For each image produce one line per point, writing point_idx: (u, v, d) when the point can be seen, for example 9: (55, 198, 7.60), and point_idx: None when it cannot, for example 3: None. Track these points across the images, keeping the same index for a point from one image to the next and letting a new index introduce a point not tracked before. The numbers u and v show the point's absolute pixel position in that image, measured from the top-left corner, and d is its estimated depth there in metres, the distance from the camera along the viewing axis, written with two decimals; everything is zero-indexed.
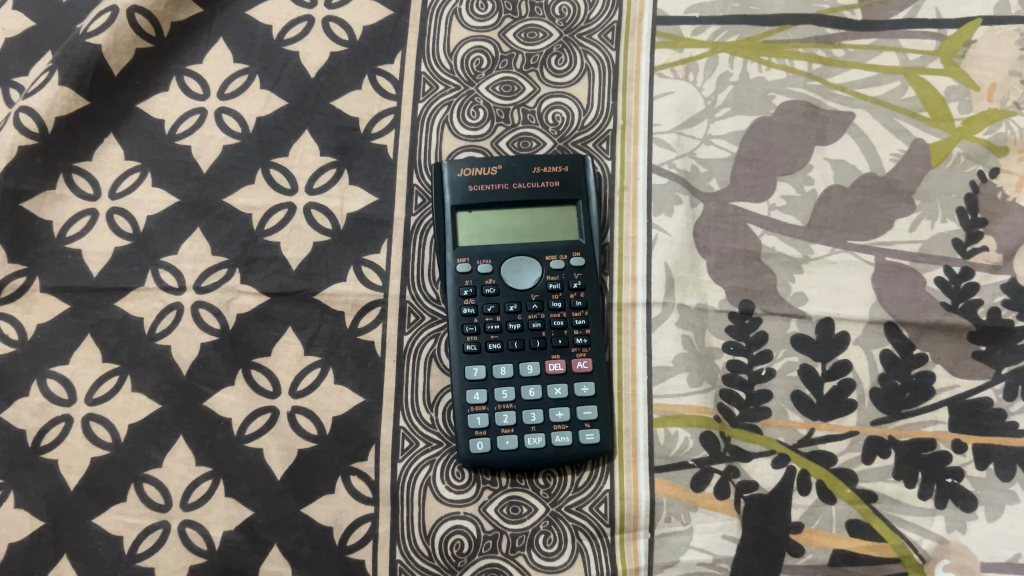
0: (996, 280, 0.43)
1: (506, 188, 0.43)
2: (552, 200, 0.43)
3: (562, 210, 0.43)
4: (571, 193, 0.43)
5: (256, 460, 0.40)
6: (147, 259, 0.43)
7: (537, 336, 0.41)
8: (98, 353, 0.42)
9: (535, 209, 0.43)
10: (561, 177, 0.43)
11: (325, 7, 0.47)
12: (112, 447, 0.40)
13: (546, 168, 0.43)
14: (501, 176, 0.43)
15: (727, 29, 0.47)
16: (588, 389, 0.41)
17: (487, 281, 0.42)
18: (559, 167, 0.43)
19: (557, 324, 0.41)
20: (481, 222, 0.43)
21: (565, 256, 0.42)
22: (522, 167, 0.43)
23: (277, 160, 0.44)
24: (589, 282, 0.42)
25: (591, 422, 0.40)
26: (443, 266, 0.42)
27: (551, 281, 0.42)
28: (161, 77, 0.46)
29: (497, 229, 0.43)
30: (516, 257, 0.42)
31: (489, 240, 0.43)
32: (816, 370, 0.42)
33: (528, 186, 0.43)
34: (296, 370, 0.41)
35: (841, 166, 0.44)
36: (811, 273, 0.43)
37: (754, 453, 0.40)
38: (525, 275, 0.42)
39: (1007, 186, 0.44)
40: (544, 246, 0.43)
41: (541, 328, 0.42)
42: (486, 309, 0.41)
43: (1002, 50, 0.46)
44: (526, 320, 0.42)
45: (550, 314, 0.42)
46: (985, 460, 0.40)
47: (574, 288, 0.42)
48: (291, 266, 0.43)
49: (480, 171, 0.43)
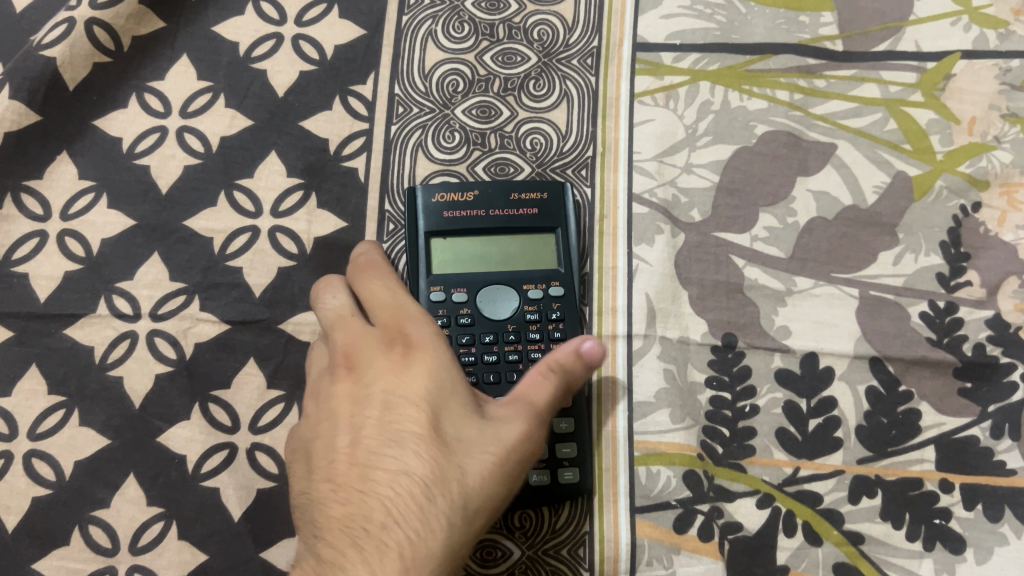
0: (981, 315, 0.41)
1: (483, 214, 0.41)
2: (529, 227, 0.41)
3: (540, 237, 0.42)
4: (550, 221, 0.41)
5: (212, 501, 0.38)
6: (100, 285, 0.41)
7: (513, 369, 0.39)
8: (44, 384, 0.39)
9: (512, 236, 0.42)
10: (539, 205, 0.42)
11: (295, 25, 0.45)
12: (56, 485, 0.38)
13: (524, 195, 0.42)
14: (478, 203, 0.41)
15: (708, 57, 0.46)
16: (566, 424, 0.39)
17: (463, 310, 0.40)
18: (538, 195, 0.42)
19: (534, 357, 0.39)
20: (456, 248, 0.41)
21: (543, 285, 0.41)
22: (499, 193, 0.41)
23: (241, 181, 0.42)
24: (568, 313, 0.40)
25: (570, 460, 0.38)
26: (415, 293, 0.40)
27: (529, 312, 0.40)
28: (119, 94, 0.44)
29: (473, 257, 0.41)
30: (492, 286, 0.41)
31: (464, 267, 0.41)
32: (801, 407, 0.40)
33: (505, 213, 0.41)
34: (257, 404, 0.39)
35: (824, 198, 0.43)
36: (795, 306, 0.42)
37: (738, 493, 0.39)
38: (501, 305, 0.40)
39: (990, 221, 0.43)
40: (520, 275, 0.41)
41: (518, 361, 0.39)
42: (460, 340, 0.39)
43: (981, 84, 0.45)
44: (502, 352, 0.39)
45: (528, 346, 0.40)
46: (972, 501, 0.39)
47: (552, 319, 0.40)
48: (254, 292, 0.41)
49: (455, 197, 0.41)
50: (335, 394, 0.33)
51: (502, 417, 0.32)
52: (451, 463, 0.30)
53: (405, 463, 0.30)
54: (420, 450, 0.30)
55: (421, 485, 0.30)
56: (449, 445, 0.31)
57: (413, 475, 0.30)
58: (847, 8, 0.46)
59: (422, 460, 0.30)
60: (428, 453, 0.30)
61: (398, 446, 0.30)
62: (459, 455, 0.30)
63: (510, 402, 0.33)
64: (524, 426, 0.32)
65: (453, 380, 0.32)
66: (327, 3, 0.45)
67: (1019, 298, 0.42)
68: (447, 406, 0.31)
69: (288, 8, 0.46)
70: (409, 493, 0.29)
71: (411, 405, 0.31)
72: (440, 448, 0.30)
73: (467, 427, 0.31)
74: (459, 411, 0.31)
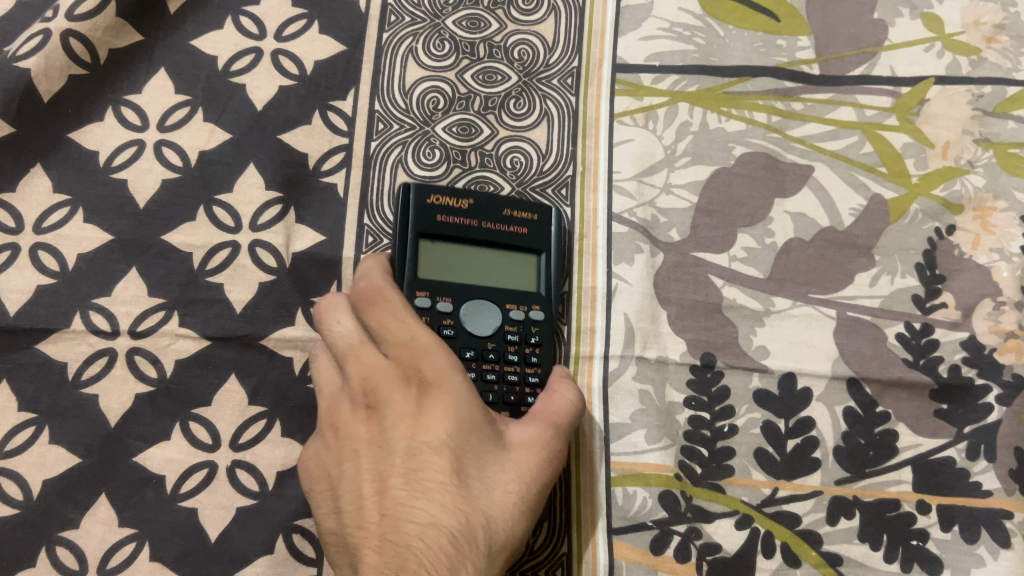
0: (956, 337, 0.42)
1: (476, 224, 0.40)
2: (517, 244, 0.41)
3: (524, 259, 0.41)
4: (537, 244, 0.41)
5: (189, 520, 0.37)
6: (75, 300, 0.40)
7: (490, 388, 0.37)
8: (14, 401, 0.38)
9: (496, 253, 0.41)
10: (530, 225, 0.41)
11: (275, 40, 0.45)
12: (23, 505, 0.37)
13: (515, 211, 0.41)
14: (471, 213, 0.40)
15: (687, 78, 0.46)
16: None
17: (446, 322, 0.38)
18: (529, 215, 0.41)
19: (511, 378, 0.38)
20: (438, 256, 0.40)
21: (524, 308, 0.39)
22: (492, 205, 0.41)
23: (220, 197, 0.42)
24: (546, 339, 0.39)
25: None
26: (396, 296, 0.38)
27: (509, 331, 0.39)
28: (96, 106, 0.43)
29: (456, 267, 0.40)
30: (471, 302, 0.39)
31: (442, 276, 0.39)
32: (779, 427, 0.40)
33: (497, 226, 0.40)
34: (239, 421, 0.39)
35: (801, 220, 0.44)
36: (773, 327, 0.42)
37: (716, 513, 0.39)
38: (483, 321, 0.38)
39: (964, 244, 0.43)
40: (501, 294, 0.40)
41: (496, 380, 0.37)
42: None
43: (954, 109, 0.46)
44: (480, 369, 0.37)
45: (505, 367, 0.38)
46: (949, 522, 0.39)
47: (531, 343, 0.39)
48: (234, 308, 0.40)
49: (449, 201, 0.40)
50: (356, 434, 0.32)
51: (528, 441, 0.33)
52: (476, 507, 0.30)
53: (432, 516, 0.30)
54: (448, 498, 0.30)
55: (449, 538, 0.29)
56: (471, 487, 0.30)
57: (442, 528, 0.29)
58: (824, 33, 0.47)
59: (448, 510, 0.30)
60: (453, 500, 0.30)
61: (425, 497, 0.30)
62: (481, 498, 0.30)
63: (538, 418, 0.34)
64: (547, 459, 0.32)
65: (469, 415, 0.31)
66: (307, 18, 0.45)
67: (993, 321, 0.42)
68: (469, 442, 0.31)
69: (268, 24, 0.45)
70: (438, 546, 0.29)
71: (433, 452, 0.30)
72: (465, 492, 0.30)
73: (494, 458, 0.31)
74: (482, 451, 0.31)
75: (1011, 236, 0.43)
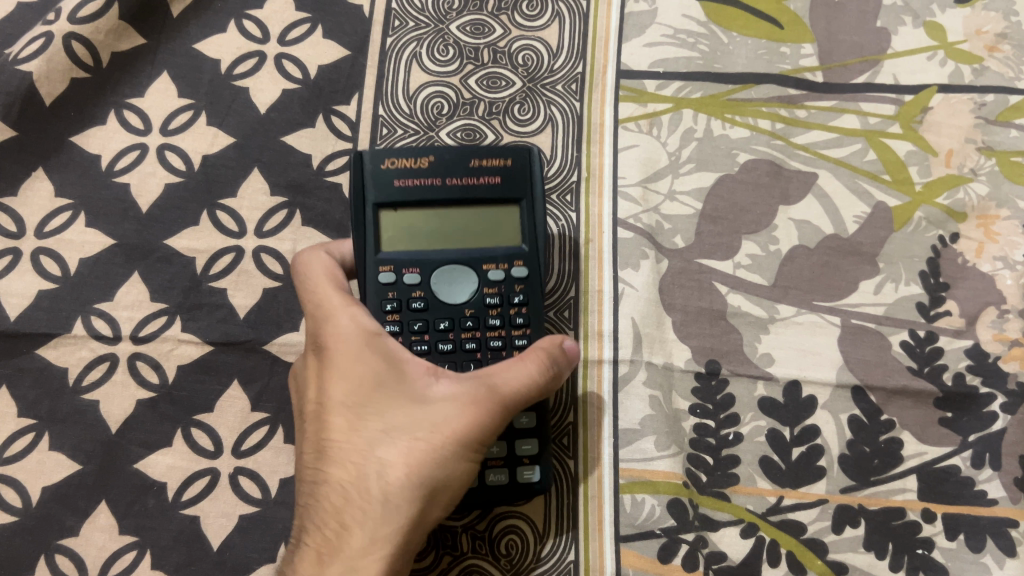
0: (960, 345, 0.41)
1: (437, 183, 0.38)
2: (490, 196, 0.39)
3: (503, 210, 0.39)
4: (513, 190, 0.39)
5: (191, 528, 0.37)
6: (77, 306, 0.40)
7: (470, 358, 0.37)
8: (14, 407, 0.39)
9: (470, 210, 0.39)
10: (503, 173, 0.39)
11: (278, 44, 0.45)
12: (22, 512, 0.37)
13: (485, 161, 0.39)
14: (435, 170, 0.38)
15: (691, 85, 0.46)
16: (527, 420, 0.38)
17: (416, 293, 0.38)
18: (501, 161, 0.39)
19: (494, 345, 0.37)
20: (406, 220, 0.38)
21: (506, 265, 0.38)
22: (457, 160, 0.39)
23: (223, 201, 0.42)
24: (531, 296, 0.38)
25: (529, 458, 0.37)
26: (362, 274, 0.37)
27: (489, 294, 0.38)
28: (99, 110, 0.43)
29: (429, 234, 0.39)
30: (449, 267, 0.38)
31: (413, 244, 0.38)
32: (784, 435, 0.40)
33: (465, 182, 0.38)
34: (241, 428, 0.38)
35: (806, 227, 0.43)
36: (778, 334, 0.41)
37: (722, 522, 0.39)
38: (460, 287, 0.38)
39: (967, 251, 0.43)
40: (483, 253, 0.38)
41: (476, 350, 0.37)
42: (413, 326, 0.37)
43: (956, 118, 0.45)
44: (459, 341, 0.37)
45: (487, 333, 0.38)
46: (954, 531, 0.39)
47: (514, 304, 0.38)
48: (238, 313, 0.40)
49: (408, 163, 0.38)
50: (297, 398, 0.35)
51: (445, 399, 0.32)
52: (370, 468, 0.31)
53: (334, 479, 0.32)
54: (346, 450, 0.32)
55: (351, 499, 0.31)
56: (369, 449, 0.31)
57: (347, 490, 0.31)
58: (826, 40, 0.47)
59: (346, 472, 0.32)
60: (353, 463, 0.31)
61: (330, 462, 0.32)
62: (377, 458, 0.31)
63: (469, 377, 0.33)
64: (464, 414, 0.31)
65: (367, 374, 0.33)
66: (311, 23, 0.45)
67: (998, 329, 0.42)
68: (369, 401, 0.32)
69: (271, 27, 0.45)
70: (342, 508, 0.31)
71: (333, 413, 0.33)
72: (364, 455, 0.31)
73: (395, 417, 0.32)
74: (387, 412, 0.32)
75: (1014, 244, 0.43)
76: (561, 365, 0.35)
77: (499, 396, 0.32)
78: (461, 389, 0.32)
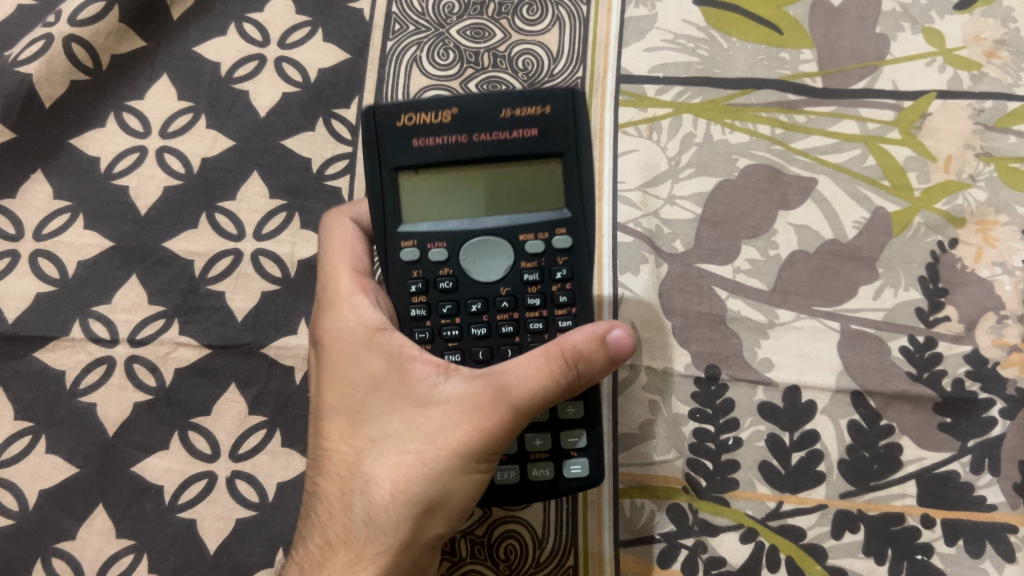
0: (959, 350, 0.41)
1: (461, 141, 0.33)
2: (528, 154, 0.33)
3: (544, 168, 0.34)
4: (554, 146, 0.33)
5: (188, 532, 0.37)
6: (74, 308, 0.40)
7: (508, 342, 0.34)
8: (11, 410, 0.39)
9: (507, 167, 0.34)
10: (540, 125, 0.33)
11: (278, 47, 0.45)
12: (19, 516, 0.37)
13: (519, 111, 0.33)
14: (461, 126, 0.33)
15: (691, 90, 0.45)
16: (575, 410, 0.35)
17: (443, 271, 0.34)
18: (538, 109, 0.33)
19: (534, 328, 0.34)
20: (431, 185, 0.34)
21: (545, 235, 0.34)
22: (485, 109, 0.33)
23: (222, 204, 0.42)
24: (576, 269, 0.34)
25: (578, 451, 0.35)
26: (385, 252, 0.34)
27: (528, 270, 0.34)
28: (98, 112, 0.43)
29: (458, 201, 0.34)
30: (481, 239, 0.34)
31: (442, 212, 0.34)
32: (784, 440, 0.40)
33: (498, 138, 0.33)
34: (238, 431, 0.38)
35: (805, 232, 0.43)
36: (777, 339, 0.41)
37: (721, 527, 0.39)
38: (493, 264, 0.34)
39: (966, 257, 0.43)
40: (519, 221, 0.34)
41: (514, 333, 0.34)
42: (443, 308, 0.34)
43: (956, 124, 0.45)
44: (494, 323, 0.34)
45: (527, 313, 0.34)
46: (954, 536, 0.39)
47: (557, 279, 0.34)
48: (236, 316, 0.40)
49: (426, 117, 0.33)
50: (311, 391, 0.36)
51: (442, 405, 0.30)
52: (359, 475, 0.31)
53: (326, 483, 0.32)
54: (345, 455, 0.32)
55: (339, 507, 0.31)
56: (359, 455, 0.31)
57: (336, 497, 0.32)
58: (826, 46, 0.46)
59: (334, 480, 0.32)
60: (343, 470, 0.32)
61: (326, 465, 0.32)
62: (364, 466, 0.31)
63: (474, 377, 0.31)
64: (458, 423, 0.30)
65: (361, 377, 0.32)
66: (311, 26, 0.45)
67: (997, 334, 0.41)
68: (369, 404, 0.31)
69: (271, 30, 0.45)
70: (330, 513, 0.32)
71: (330, 415, 0.32)
72: (353, 461, 0.31)
73: (392, 423, 0.31)
74: (378, 417, 0.31)
75: (1013, 250, 0.43)
76: (593, 360, 0.31)
77: (502, 402, 0.30)
78: (462, 395, 0.30)
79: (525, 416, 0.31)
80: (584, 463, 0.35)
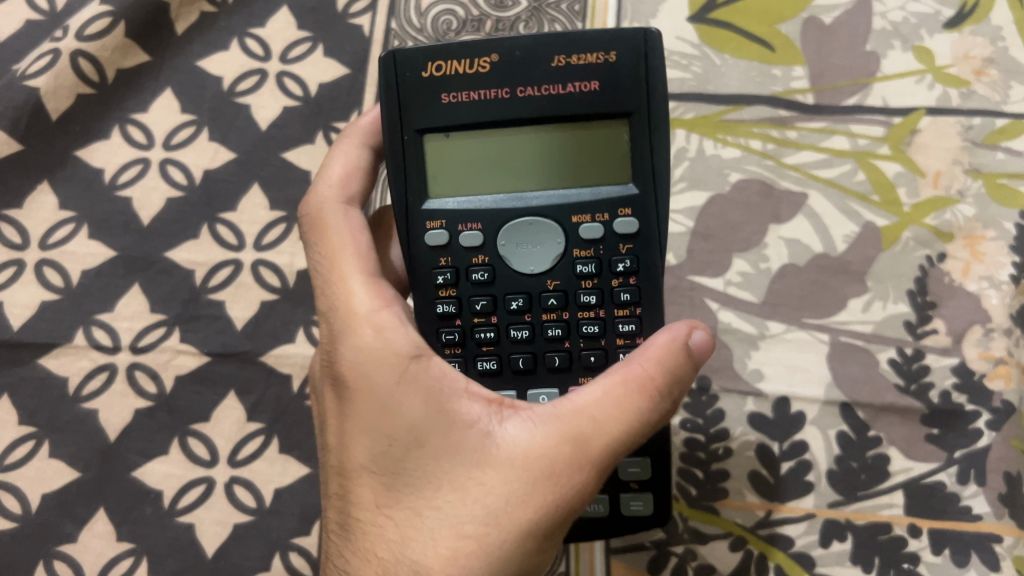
0: (947, 362, 0.42)
1: (509, 96, 0.32)
2: (588, 111, 0.32)
3: (608, 130, 0.32)
4: (617, 105, 0.32)
5: (187, 536, 0.38)
6: (77, 316, 0.41)
7: (558, 345, 0.32)
8: (15, 415, 0.40)
9: (562, 129, 0.32)
10: (601, 77, 0.31)
11: (279, 61, 0.46)
12: (22, 519, 0.38)
13: (575, 59, 0.31)
14: (504, 79, 0.32)
15: (684, 106, 0.47)
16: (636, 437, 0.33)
17: (478, 258, 0.33)
18: (600, 58, 0.31)
19: (588, 331, 0.32)
20: (471, 152, 0.32)
21: (603, 217, 0.32)
22: (537, 57, 0.32)
23: (224, 214, 0.43)
24: (640, 260, 0.32)
25: (638, 483, 0.33)
26: (409, 232, 0.33)
27: (580, 260, 0.32)
28: (102, 124, 0.44)
29: (504, 173, 0.33)
30: (527, 222, 0.32)
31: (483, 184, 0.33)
32: (773, 450, 0.41)
33: (550, 92, 0.32)
34: (237, 438, 0.39)
35: (796, 245, 0.44)
36: (767, 350, 0.42)
37: (711, 535, 0.40)
38: (540, 254, 0.32)
39: (954, 271, 0.43)
40: (573, 200, 0.32)
41: (564, 335, 0.32)
42: (476, 305, 0.33)
43: (944, 141, 0.45)
44: (540, 324, 0.33)
45: (579, 313, 0.32)
46: (940, 545, 0.39)
47: (618, 272, 0.32)
48: (236, 325, 0.41)
49: (461, 67, 0.32)
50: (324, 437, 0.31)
51: (500, 468, 0.27)
52: (405, 556, 0.27)
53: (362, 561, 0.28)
54: (387, 532, 0.28)
55: None
56: (403, 530, 0.27)
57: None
58: (817, 63, 0.47)
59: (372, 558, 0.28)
60: (384, 548, 0.28)
61: (362, 539, 0.28)
62: (411, 546, 0.27)
63: (537, 426, 0.27)
64: (524, 490, 0.27)
65: (397, 433, 0.28)
66: (311, 41, 0.46)
67: (983, 347, 0.42)
68: (419, 469, 0.28)
69: (273, 45, 0.46)
70: None
71: (363, 478, 0.29)
72: (395, 537, 0.28)
73: (443, 493, 0.27)
74: (423, 483, 0.27)
75: (1000, 264, 0.43)
76: (676, 378, 0.29)
77: (575, 465, 0.27)
78: (525, 456, 0.27)
79: (600, 474, 0.28)
80: (647, 499, 0.33)
